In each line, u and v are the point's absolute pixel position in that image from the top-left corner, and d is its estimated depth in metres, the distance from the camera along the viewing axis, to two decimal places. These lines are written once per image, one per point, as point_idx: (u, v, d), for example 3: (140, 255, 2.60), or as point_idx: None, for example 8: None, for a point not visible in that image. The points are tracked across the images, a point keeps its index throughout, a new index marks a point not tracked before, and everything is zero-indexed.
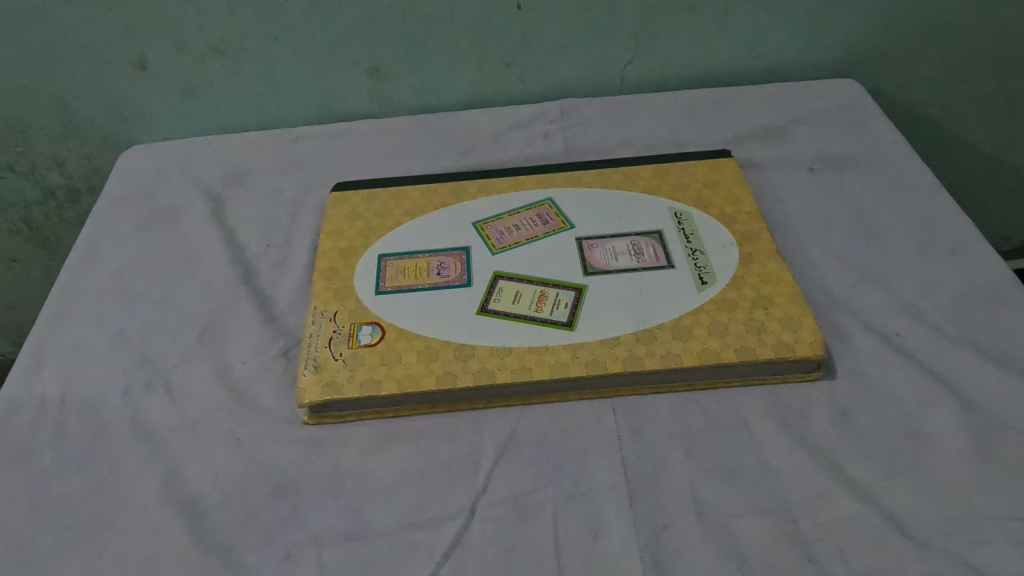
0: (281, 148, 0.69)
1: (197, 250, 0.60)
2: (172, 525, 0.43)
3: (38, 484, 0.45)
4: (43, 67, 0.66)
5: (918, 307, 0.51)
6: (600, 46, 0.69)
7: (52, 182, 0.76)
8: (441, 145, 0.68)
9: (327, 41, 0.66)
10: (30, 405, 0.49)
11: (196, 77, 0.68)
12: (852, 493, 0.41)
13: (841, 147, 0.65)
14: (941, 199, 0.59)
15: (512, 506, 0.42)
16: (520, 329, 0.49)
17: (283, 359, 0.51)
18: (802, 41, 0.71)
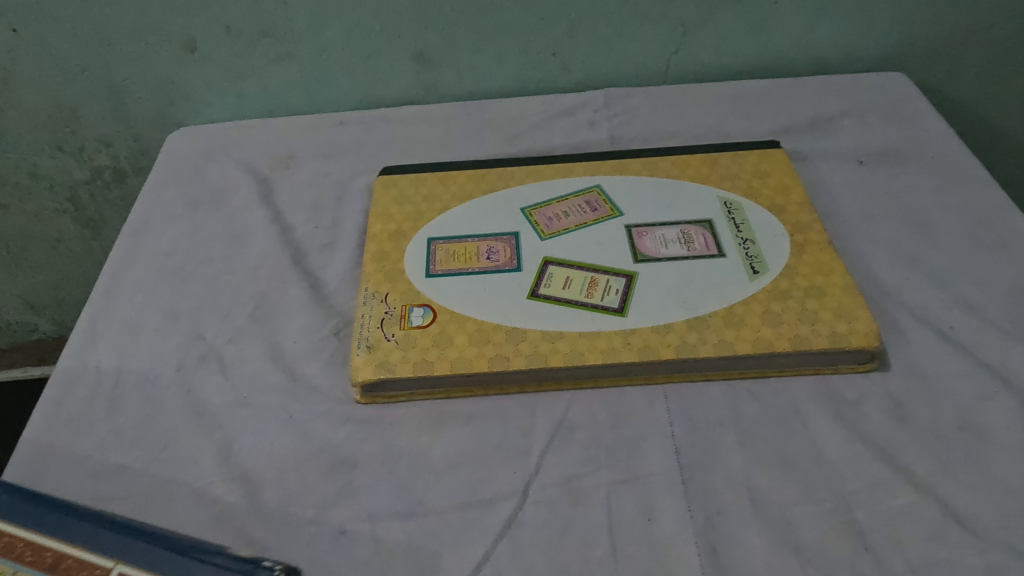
0: (327, 132, 0.70)
1: (246, 230, 0.60)
2: (229, 498, 0.43)
3: (97, 454, 0.46)
4: (96, 49, 0.67)
5: (972, 301, 0.50)
6: (646, 36, 0.69)
7: (100, 162, 0.77)
8: (485, 132, 0.69)
9: (375, 26, 0.67)
10: (86, 378, 0.50)
11: (245, 61, 0.69)
12: (908, 484, 0.41)
13: (890, 140, 0.64)
14: (994, 193, 0.58)
15: (565, 489, 0.42)
16: (571, 314, 0.49)
17: (334, 340, 0.51)
18: (850, 34, 0.70)
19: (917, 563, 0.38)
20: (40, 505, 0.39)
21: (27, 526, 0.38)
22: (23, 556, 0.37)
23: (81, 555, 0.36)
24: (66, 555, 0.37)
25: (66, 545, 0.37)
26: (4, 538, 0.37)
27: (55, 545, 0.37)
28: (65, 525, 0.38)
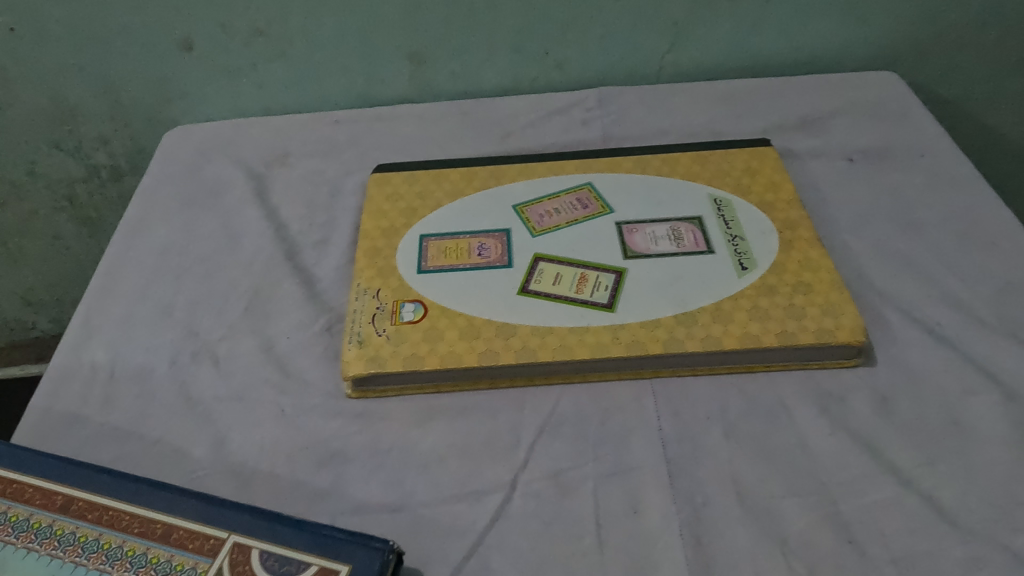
0: (322, 131, 0.70)
1: (241, 227, 0.61)
2: (220, 490, 0.44)
3: (90, 448, 0.46)
4: (93, 48, 0.68)
5: (958, 297, 0.51)
6: (639, 35, 0.70)
7: (97, 160, 0.78)
8: (479, 130, 0.69)
9: (370, 25, 0.67)
10: (81, 373, 0.51)
11: (240, 59, 0.69)
12: (893, 477, 0.42)
13: (882, 139, 0.65)
14: (981, 191, 0.58)
15: (553, 482, 0.43)
16: (560, 309, 0.49)
17: (326, 335, 0.52)
18: (841, 33, 0.70)
19: (900, 555, 0.38)
20: (138, 482, 0.41)
21: (130, 501, 0.40)
22: (134, 527, 0.39)
23: (192, 526, 0.39)
24: (176, 526, 0.39)
25: (174, 517, 0.39)
26: (107, 511, 0.40)
27: (161, 517, 0.39)
28: (171, 500, 0.40)
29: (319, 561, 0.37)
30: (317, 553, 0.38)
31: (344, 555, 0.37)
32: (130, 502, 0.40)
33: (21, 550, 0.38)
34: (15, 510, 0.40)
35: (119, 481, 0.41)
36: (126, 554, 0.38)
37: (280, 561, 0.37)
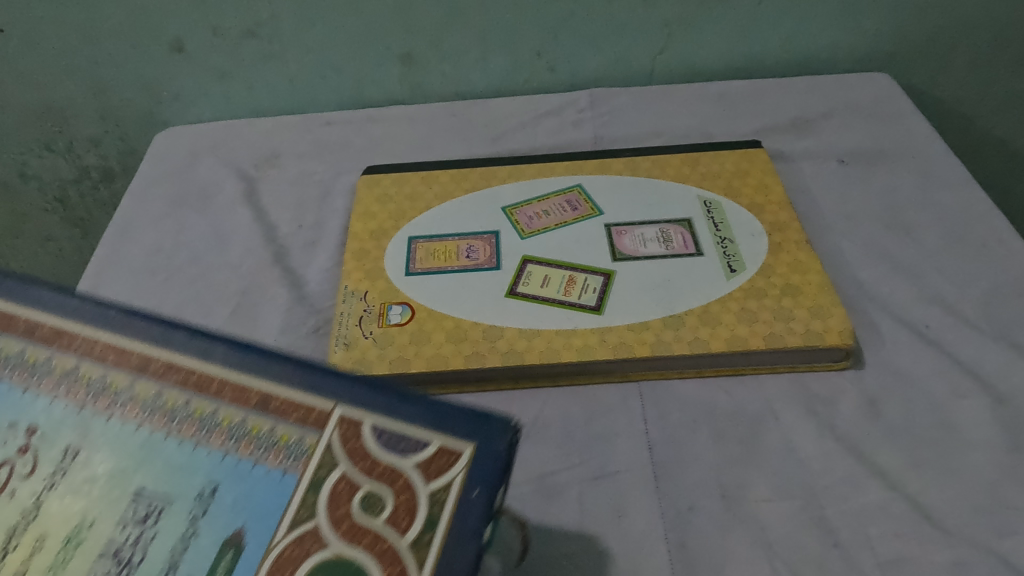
0: (313, 132, 0.70)
1: (230, 229, 0.61)
2: None
3: None
4: (83, 49, 0.68)
5: (948, 299, 0.51)
6: (631, 37, 0.69)
7: (89, 162, 0.78)
8: (470, 132, 0.69)
9: (361, 26, 0.67)
10: None
11: (231, 61, 0.69)
12: (879, 481, 0.41)
13: (874, 140, 0.65)
14: (972, 193, 0.58)
15: (538, 486, 0.42)
16: (548, 312, 0.49)
17: (313, 337, 0.52)
18: (834, 35, 0.70)
19: (886, 559, 0.38)
20: (213, 340, 0.32)
21: (212, 359, 0.31)
22: (220, 392, 0.30)
23: (293, 397, 0.30)
24: (276, 395, 0.30)
25: (269, 382, 0.31)
26: (188, 373, 0.31)
27: (259, 385, 0.30)
28: (258, 362, 0.31)
29: (437, 437, 0.30)
30: (435, 428, 0.30)
31: (471, 428, 0.30)
32: (220, 362, 0.31)
33: (71, 409, 0.30)
34: (24, 349, 0.31)
35: (201, 339, 0.32)
36: (219, 424, 0.30)
37: (393, 438, 0.30)
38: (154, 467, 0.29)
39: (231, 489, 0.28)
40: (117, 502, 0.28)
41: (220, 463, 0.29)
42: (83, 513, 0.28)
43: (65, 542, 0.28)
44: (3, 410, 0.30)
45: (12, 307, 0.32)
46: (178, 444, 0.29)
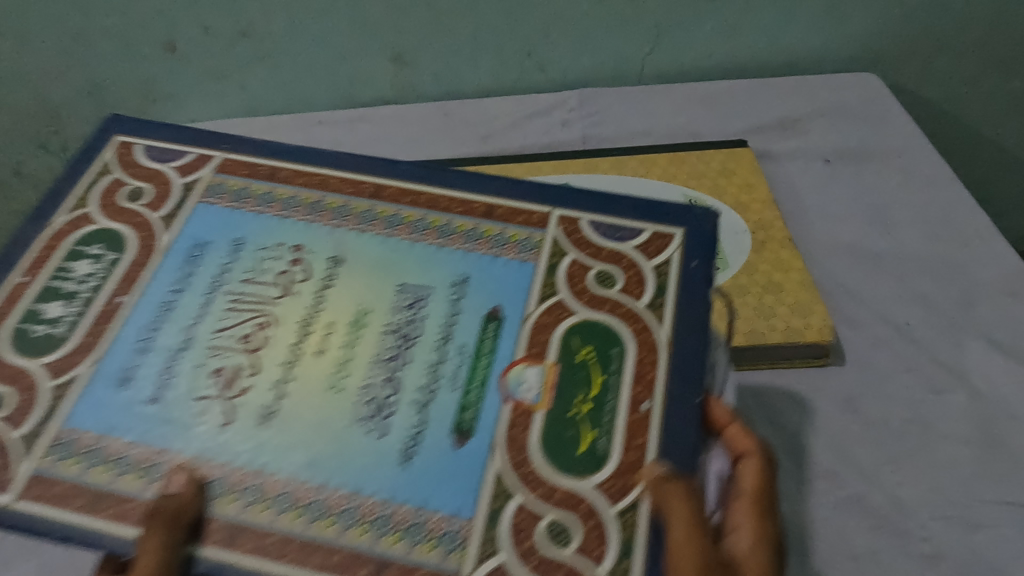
0: (306, 132, 0.71)
1: None
2: None
3: None
4: (77, 50, 0.68)
5: (929, 297, 0.51)
6: (620, 38, 0.70)
7: None
8: (461, 131, 0.70)
9: (352, 28, 0.67)
10: None
11: (224, 61, 0.70)
12: (853, 477, 0.42)
13: (859, 140, 0.65)
14: (955, 192, 0.59)
15: None
16: None
17: None
18: (822, 35, 0.71)
19: (859, 552, 0.40)
20: (433, 172, 0.44)
21: (434, 185, 0.44)
22: (429, 205, 0.43)
23: (510, 206, 0.43)
24: (496, 206, 0.43)
25: (484, 198, 0.43)
26: (419, 197, 0.43)
27: (479, 199, 0.43)
28: (464, 179, 0.44)
29: (648, 227, 0.43)
30: (652, 222, 0.43)
31: (680, 220, 0.43)
32: (444, 188, 0.44)
33: (322, 227, 0.42)
34: (272, 190, 0.44)
35: (415, 170, 0.44)
36: (455, 231, 0.42)
37: (610, 229, 0.43)
38: (408, 269, 0.40)
39: (480, 278, 0.40)
40: (387, 294, 0.39)
41: (468, 259, 0.41)
42: (361, 299, 0.39)
43: (352, 324, 0.38)
44: (272, 236, 0.42)
45: (271, 162, 0.45)
46: (424, 245, 0.41)
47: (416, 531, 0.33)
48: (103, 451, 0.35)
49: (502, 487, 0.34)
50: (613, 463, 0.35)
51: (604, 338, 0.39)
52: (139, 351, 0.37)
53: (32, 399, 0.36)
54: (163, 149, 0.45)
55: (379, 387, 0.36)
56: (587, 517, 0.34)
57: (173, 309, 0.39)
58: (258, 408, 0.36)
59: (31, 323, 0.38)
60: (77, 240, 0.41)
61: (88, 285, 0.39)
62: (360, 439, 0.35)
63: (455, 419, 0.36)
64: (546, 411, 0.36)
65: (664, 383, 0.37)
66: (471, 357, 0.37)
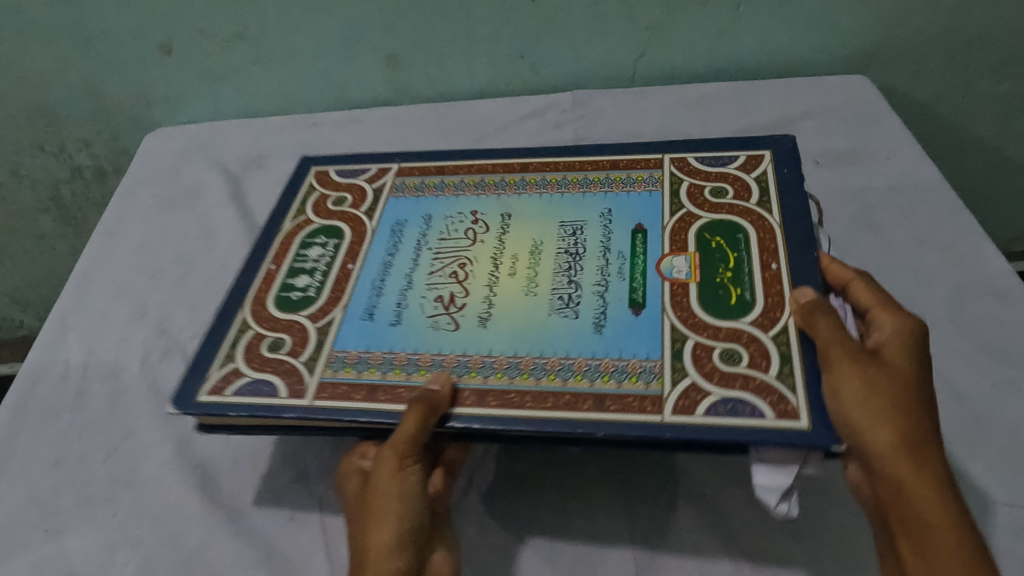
0: (300, 133, 0.71)
1: (216, 228, 0.62)
2: (186, 486, 0.45)
3: (60, 445, 0.47)
4: (74, 51, 0.69)
5: (913, 299, 0.52)
6: (612, 40, 0.70)
7: (80, 162, 0.79)
8: (454, 133, 0.71)
9: (347, 31, 0.68)
10: (55, 371, 0.52)
11: (220, 62, 0.70)
12: None
13: (848, 142, 0.66)
14: (942, 195, 0.59)
15: None
16: None
17: None
18: (813, 38, 0.71)
19: None
20: (566, 149, 0.57)
21: (569, 155, 0.56)
22: (569, 168, 0.55)
23: (631, 159, 0.55)
24: (620, 160, 0.55)
25: (612, 157, 0.55)
26: (558, 164, 0.55)
27: (606, 159, 0.55)
28: (596, 149, 0.56)
29: (741, 152, 0.54)
30: (742, 146, 0.54)
31: (765, 144, 0.54)
32: (575, 156, 0.56)
33: (493, 198, 0.54)
34: (442, 181, 0.56)
35: (547, 150, 0.57)
36: (595, 180, 0.54)
37: (711, 160, 0.54)
38: (563, 211, 0.52)
39: (622, 209, 0.51)
40: (552, 229, 0.50)
41: (607, 197, 0.52)
42: (534, 235, 0.50)
43: (531, 254, 0.49)
44: (460, 207, 0.53)
45: (436, 163, 0.57)
46: (572, 195, 0.53)
47: (619, 372, 0.41)
48: (369, 359, 0.44)
49: (677, 333, 0.43)
50: (759, 306, 0.43)
51: (730, 229, 0.49)
52: (375, 293, 0.48)
53: (305, 339, 0.46)
54: (348, 170, 0.58)
55: (566, 287, 0.46)
56: (743, 341, 0.42)
57: (391, 267, 0.49)
58: (476, 314, 0.45)
59: (288, 292, 0.48)
60: (305, 236, 0.52)
61: (323, 263, 0.50)
62: (558, 319, 0.44)
63: (628, 300, 0.45)
64: (697, 282, 0.45)
65: (782, 247, 0.46)
66: (630, 259, 0.47)
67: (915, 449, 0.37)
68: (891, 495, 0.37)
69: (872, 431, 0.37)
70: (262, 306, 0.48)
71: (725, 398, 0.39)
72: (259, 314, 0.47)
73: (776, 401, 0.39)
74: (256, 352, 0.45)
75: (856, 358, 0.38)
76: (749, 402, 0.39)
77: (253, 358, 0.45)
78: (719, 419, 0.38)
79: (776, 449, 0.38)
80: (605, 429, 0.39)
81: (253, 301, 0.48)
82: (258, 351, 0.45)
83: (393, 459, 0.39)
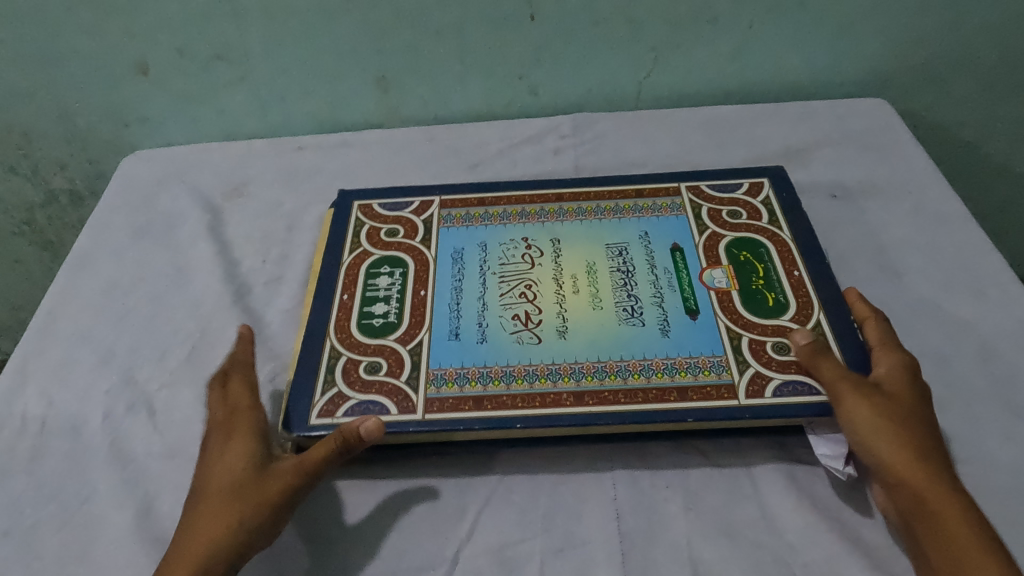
0: (285, 158, 0.68)
1: (191, 264, 0.58)
2: (143, 561, 0.41)
3: (8, 512, 0.43)
4: (45, 71, 0.65)
5: (941, 352, 0.48)
6: (616, 61, 0.66)
7: (56, 185, 0.75)
8: (447, 159, 0.66)
9: (334, 49, 0.64)
10: (10, 425, 0.48)
11: (200, 84, 0.67)
12: (862, 558, 0.38)
13: (866, 173, 0.62)
14: (969, 233, 0.55)
15: (495, 559, 0.39)
16: (514, 354, 0.46)
17: (268, 386, 0.49)
18: (828, 61, 0.67)
19: None
20: (594, 180, 0.59)
21: (599, 185, 0.59)
22: (601, 197, 0.58)
23: (653, 188, 0.58)
24: (643, 188, 0.58)
25: (638, 184, 0.58)
26: (588, 194, 0.58)
27: (631, 187, 0.58)
28: (623, 179, 0.59)
29: (746, 180, 0.58)
30: (742, 176, 0.59)
31: (762, 172, 0.59)
32: (603, 183, 0.59)
33: (538, 224, 0.56)
34: (487, 211, 0.57)
35: (577, 181, 0.59)
36: (625, 206, 0.57)
37: (721, 186, 0.58)
38: (606, 233, 0.55)
39: (657, 230, 0.54)
40: (599, 249, 0.53)
41: (641, 222, 0.55)
42: (586, 256, 0.53)
43: (588, 272, 0.51)
44: (512, 234, 0.55)
45: (475, 195, 0.59)
46: (611, 220, 0.56)
47: (693, 367, 0.44)
48: (468, 374, 0.45)
49: (731, 332, 0.46)
50: (793, 305, 0.48)
51: (752, 244, 0.52)
52: (454, 314, 0.49)
53: (400, 361, 0.46)
54: (394, 202, 0.59)
55: (627, 300, 0.49)
56: (789, 332, 0.46)
57: (460, 290, 0.51)
58: (553, 327, 0.47)
59: (368, 319, 0.49)
60: (369, 267, 0.53)
61: (394, 291, 0.51)
62: (627, 326, 0.47)
63: (684, 307, 0.48)
64: (737, 289, 0.49)
65: (798, 256, 0.51)
66: (676, 274, 0.51)
67: (920, 467, 0.38)
68: (912, 514, 0.37)
69: (882, 450, 0.38)
70: (346, 334, 0.48)
71: (788, 381, 0.43)
72: (347, 342, 0.48)
73: None
74: (354, 375, 0.45)
75: (860, 385, 0.40)
76: (806, 381, 0.43)
77: (353, 381, 0.45)
78: (787, 398, 0.42)
79: (827, 421, 0.42)
80: (694, 415, 0.42)
81: (335, 333, 0.48)
82: (356, 375, 0.46)
83: (290, 473, 0.39)
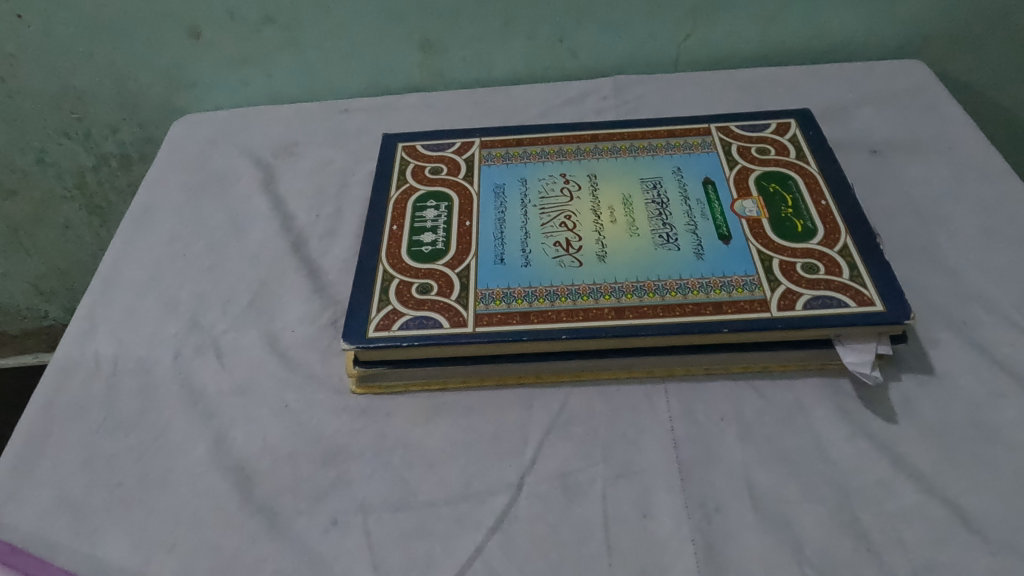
0: (332, 119, 0.69)
1: (248, 217, 0.60)
2: (221, 487, 0.43)
3: (88, 443, 0.45)
4: (101, 34, 0.67)
5: (986, 295, 0.49)
6: (656, 22, 0.67)
7: (107, 149, 0.77)
8: (490, 118, 0.68)
9: (381, 11, 0.65)
10: (85, 364, 0.50)
11: (249, 46, 0.68)
12: (916, 484, 0.40)
13: (907, 130, 0.62)
14: (1010, 185, 0.56)
15: (559, 484, 0.41)
16: (556, 275, 0.48)
17: (332, 329, 0.51)
18: (867, 22, 0.68)
19: (920, 565, 0.37)
20: (628, 123, 0.61)
21: (633, 126, 0.60)
22: (634, 136, 0.59)
23: (685, 129, 0.59)
24: (675, 129, 0.59)
25: (670, 126, 0.60)
26: (624, 135, 0.59)
27: (664, 128, 0.60)
28: (655, 122, 0.60)
29: (774, 121, 0.59)
30: (771, 118, 0.60)
31: (790, 114, 0.60)
32: (636, 126, 0.60)
33: (575, 162, 0.57)
34: (526, 150, 0.59)
35: (610, 124, 0.61)
36: (657, 145, 0.58)
37: (749, 127, 0.59)
38: (641, 169, 0.56)
39: (689, 166, 0.56)
40: (633, 182, 0.55)
41: (674, 158, 0.57)
42: (622, 190, 0.54)
43: (624, 204, 0.53)
44: (551, 170, 0.57)
45: (513, 137, 0.60)
46: (646, 157, 0.57)
47: (727, 285, 0.46)
48: (513, 293, 0.47)
49: (763, 256, 0.48)
50: (821, 231, 0.49)
51: (781, 178, 0.54)
52: (498, 240, 0.51)
53: (449, 282, 0.48)
54: (437, 143, 0.60)
55: (663, 228, 0.50)
56: (818, 255, 0.47)
57: (504, 221, 0.52)
58: (593, 252, 0.49)
59: (418, 247, 0.51)
60: (416, 200, 0.55)
61: (441, 221, 0.53)
62: (662, 251, 0.49)
63: (717, 233, 0.50)
64: (767, 217, 0.50)
65: (826, 187, 0.52)
66: (708, 204, 0.52)
67: None
68: None
69: None
70: (397, 259, 0.50)
71: (819, 296, 0.44)
72: (397, 266, 0.49)
73: (855, 294, 0.44)
74: (407, 295, 0.47)
75: None
76: (835, 297, 0.44)
77: (406, 300, 0.47)
78: (818, 311, 0.44)
79: (858, 333, 0.44)
80: (729, 326, 0.43)
81: (388, 259, 0.50)
82: (408, 295, 0.47)
83: None
